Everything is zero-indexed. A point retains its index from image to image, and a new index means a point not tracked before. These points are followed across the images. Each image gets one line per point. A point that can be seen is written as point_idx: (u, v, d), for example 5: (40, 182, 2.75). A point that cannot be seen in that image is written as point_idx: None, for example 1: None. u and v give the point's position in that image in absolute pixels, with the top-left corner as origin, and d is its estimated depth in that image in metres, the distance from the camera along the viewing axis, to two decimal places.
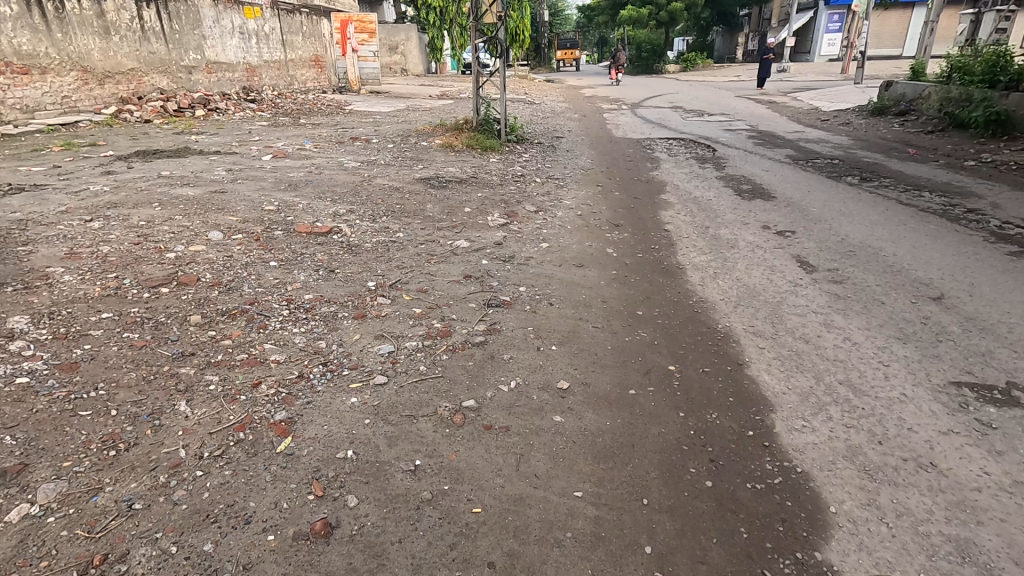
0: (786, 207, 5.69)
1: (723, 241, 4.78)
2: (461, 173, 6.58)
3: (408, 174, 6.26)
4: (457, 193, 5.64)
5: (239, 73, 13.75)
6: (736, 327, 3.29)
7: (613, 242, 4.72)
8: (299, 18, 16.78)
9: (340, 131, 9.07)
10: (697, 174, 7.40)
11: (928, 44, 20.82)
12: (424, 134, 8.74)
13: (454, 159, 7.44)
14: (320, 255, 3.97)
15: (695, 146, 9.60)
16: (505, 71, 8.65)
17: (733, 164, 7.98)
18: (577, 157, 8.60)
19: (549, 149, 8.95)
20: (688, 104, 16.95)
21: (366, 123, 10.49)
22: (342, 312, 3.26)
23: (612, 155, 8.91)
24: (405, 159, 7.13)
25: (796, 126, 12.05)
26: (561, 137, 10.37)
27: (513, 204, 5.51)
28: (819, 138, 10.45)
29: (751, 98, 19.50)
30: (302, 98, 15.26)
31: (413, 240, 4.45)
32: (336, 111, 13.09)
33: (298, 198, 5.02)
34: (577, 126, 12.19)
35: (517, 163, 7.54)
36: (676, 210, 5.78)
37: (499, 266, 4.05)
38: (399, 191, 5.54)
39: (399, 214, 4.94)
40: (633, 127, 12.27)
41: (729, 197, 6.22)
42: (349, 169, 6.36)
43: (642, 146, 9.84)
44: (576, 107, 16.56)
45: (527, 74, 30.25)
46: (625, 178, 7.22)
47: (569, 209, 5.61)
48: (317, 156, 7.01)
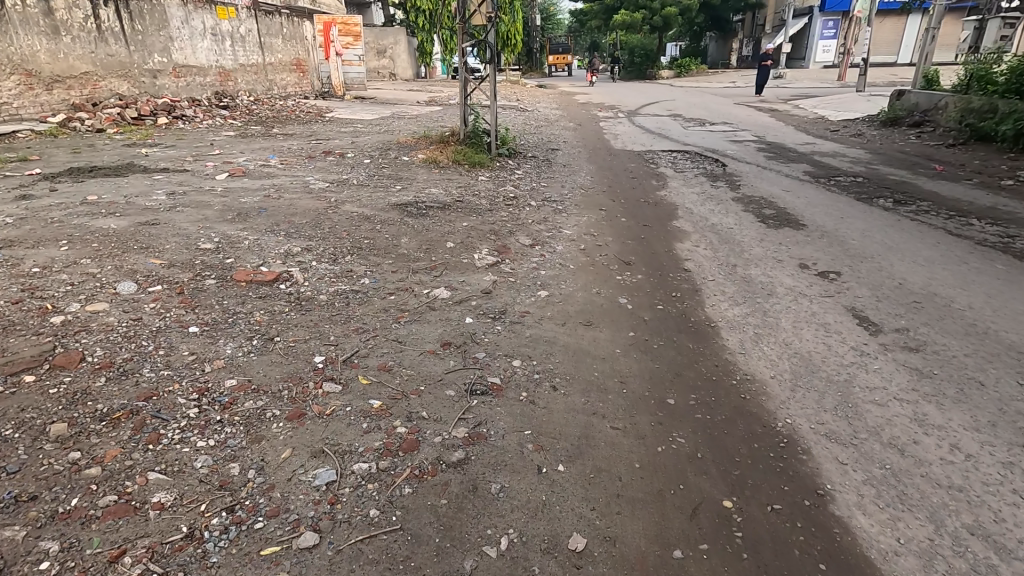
0: (821, 239, 4.91)
1: (756, 286, 3.98)
2: (445, 195, 5.76)
3: (384, 196, 5.43)
4: (439, 222, 4.82)
5: (211, 78, 12.87)
6: (801, 426, 2.48)
7: (626, 288, 3.90)
8: (278, 19, 15.89)
9: (313, 143, 8.22)
10: (710, 195, 6.63)
11: (930, 51, 20.29)
12: (406, 147, 7.91)
13: (438, 177, 6.62)
14: (258, 315, 3.12)
15: (701, 160, 8.85)
16: (496, 79, 7.76)
17: (748, 182, 7.21)
18: (575, 172, 7.81)
19: (544, 163, 8.14)
20: (687, 112, 16.22)
21: (344, 133, 9.63)
22: (271, 409, 2.40)
23: (614, 171, 8.13)
24: (382, 178, 6.30)
25: (805, 137, 11.34)
26: (556, 149, 9.58)
27: (505, 236, 4.69)
28: (833, 151, 9.73)
29: (751, 106, 18.88)
30: (280, 104, 14.40)
31: (382, 288, 3.61)
32: (315, 119, 12.25)
33: (244, 232, 4.16)
34: (572, 136, 11.41)
35: (509, 181, 6.73)
36: (694, 242, 4.98)
37: (486, 327, 3.21)
38: (370, 219, 4.71)
39: (366, 252, 4.10)
40: (633, 138, 11.50)
41: (751, 224, 5.43)
42: (315, 190, 5.52)
43: (645, 159, 9.07)
44: (570, 115, 15.81)
45: (519, 80, 29.54)
46: (631, 200, 6.42)
47: (570, 242, 4.80)
48: (281, 174, 6.16)
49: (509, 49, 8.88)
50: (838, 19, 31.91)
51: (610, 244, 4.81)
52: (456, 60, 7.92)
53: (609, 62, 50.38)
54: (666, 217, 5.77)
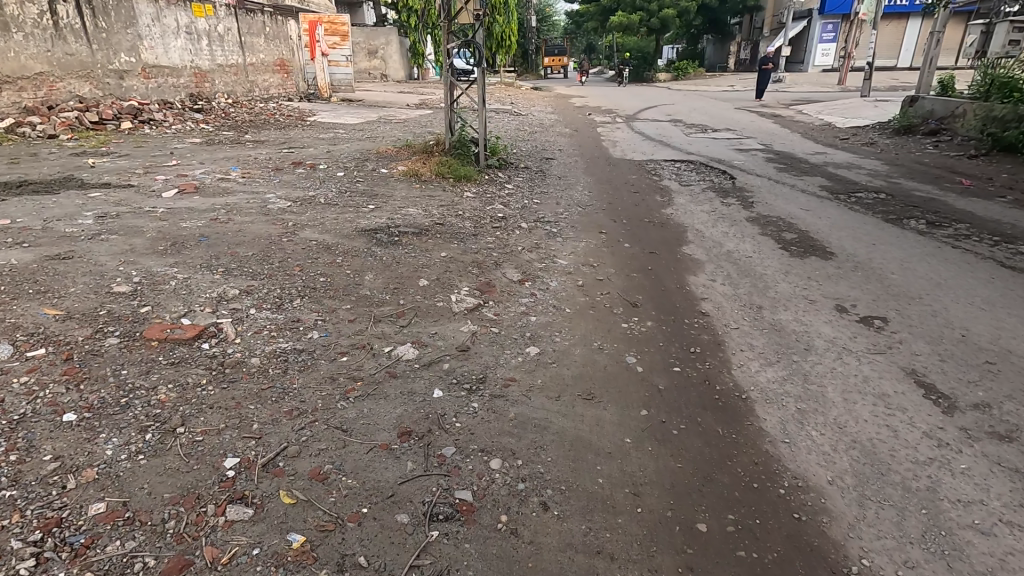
0: (856, 272, 4.25)
1: (790, 338, 3.31)
2: (424, 216, 5.08)
3: (352, 218, 4.74)
4: (413, 252, 4.13)
5: (185, 79, 12.16)
6: (885, 573, 1.80)
7: (633, 341, 3.22)
8: (260, 17, 15.16)
9: (284, 152, 7.52)
10: (721, 214, 5.97)
11: (933, 55, 19.80)
12: (386, 157, 7.20)
13: (418, 192, 5.94)
14: (163, 392, 2.41)
15: (708, 172, 8.20)
16: (484, 84, 7.02)
17: (761, 199, 6.55)
18: (571, 186, 7.14)
19: (538, 175, 7.47)
20: (688, 118, 15.58)
21: (321, 140, 8.93)
22: (142, 556, 1.70)
23: (613, 184, 7.46)
24: (355, 194, 5.62)
25: (814, 145, 10.72)
26: (550, 159, 8.92)
27: (489, 270, 4.01)
28: (847, 162, 9.10)
29: (752, 111, 18.30)
30: (260, 106, 13.69)
31: (333, 346, 2.92)
32: (295, 124, 11.55)
33: (173, 269, 3.46)
34: (568, 144, 10.75)
35: (497, 197, 6.05)
36: (709, 275, 4.31)
37: (459, 405, 2.53)
38: (331, 249, 4.02)
39: (321, 294, 3.41)
40: (632, 145, 10.86)
41: (772, 251, 4.78)
42: (274, 211, 4.83)
43: (647, 170, 8.43)
44: (566, 119, 15.17)
45: (514, 82, 28.87)
46: (634, 220, 5.75)
47: (566, 276, 4.12)
48: (239, 190, 5.46)
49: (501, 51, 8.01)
50: (838, 22, 31.38)
51: (612, 279, 4.14)
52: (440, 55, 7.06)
53: (606, 64, 49.83)
54: (675, 242, 5.09)
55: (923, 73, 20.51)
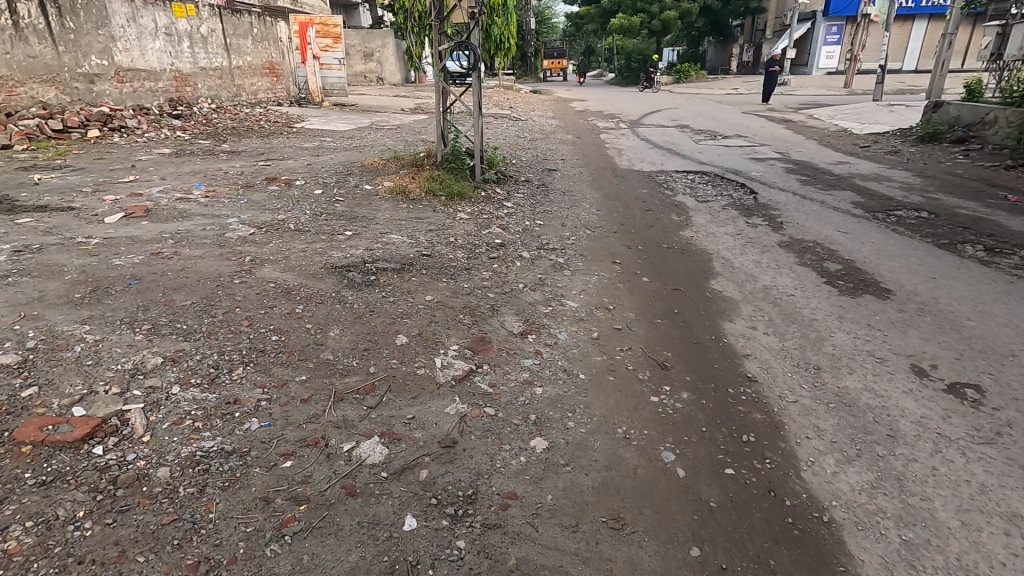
0: (924, 318, 3.55)
1: (865, 417, 2.61)
2: (409, 244, 4.37)
3: (323, 250, 4.02)
4: (393, 295, 3.41)
5: (164, 83, 11.48)
6: None
7: (668, 424, 2.51)
8: (246, 18, 14.45)
9: (259, 164, 6.81)
10: (748, 238, 5.27)
11: (946, 58, 19.16)
12: (372, 171, 6.48)
13: (405, 213, 5.22)
14: (12, 540, 1.68)
15: (725, 186, 7.51)
16: (481, 88, 6.26)
17: (790, 219, 5.86)
18: (577, 203, 6.43)
19: (540, 190, 6.77)
20: (696, 123, 14.87)
21: (303, 151, 8.22)
22: None
23: (624, 200, 6.76)
24: (332, 216, 4.92)
25: (834, 153, 10.04)
26: (553, 171, 8.21)
27: (485, 319, 3.29)
28: (874, 173, 8.42)
29: (760, 115, 17.65)
30: (245, 112, 13.01)
31: (275, 443, 2.20)
32: (280, 131, 10.86)
33: (83, 328, 2.73)
34: (571, 152, 10.06)
35: (494, 218, 5.34)
36: (747, 321, 3.59)
37: (438, 546, 1.81)
38: (290, 293, 3.29)
39: (270, 361, 2.69)
40: (639, 154, 10.16)
41: (817, 288, 4.07)
42: (231, 239, 4.12)
43: (659, 184, 7.73)
44: (568, 125, 14.49)
45: (513, 85, 28.21)
46: (650, 246, 5.03)
47: (577, 324, 3.41)
48: (197, 213, 4.75)
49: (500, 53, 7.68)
50: (843, 24, 30.75)
51: (633, 328, 3.42)
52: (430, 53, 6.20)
53: (607, 67, 49.18)
54: (702, 275, 4.38)
55: (935, 76, 19.86)
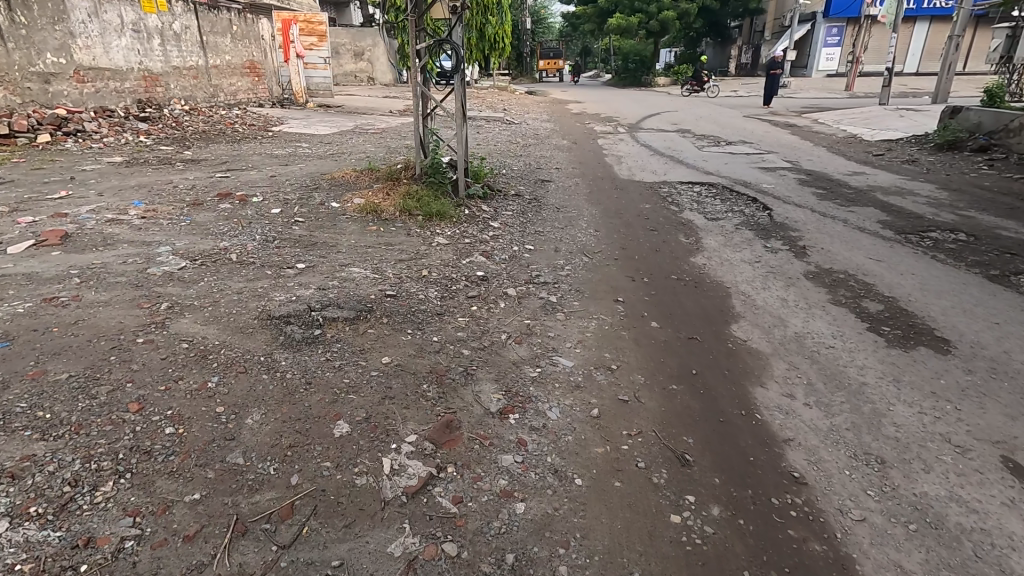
0: (1002, 384, 2.87)
1: (962, 549, 1.92)
2: (372, 280, 3.66)
3: (263, 291, 3.31)
4: (339, 358, 2.70)
5: (131, 83, 10.75)
6: None
7: (697, 568, 1.82)
8: (225, 15, 13.72)
9: (216, 176, 6.09)
10: (769, 268, 4.59)
11: (953, 61, 18.65)
12: (342, 184, 5.77)
13: (374, 237, 4.52)
14: None
15: (735, 201, 6.84)
16: (464, 93, 5.54)
17: (813, 242, 5.19)
18: (572, 221, 5.74)
19: (531, 206, 6.09)
20: (697, 127, 14.20)
21: (273, 159, 7.51)
22: None
23: (625, 217, 6.06)
24: (286, 243, 4.21)
25: (847, 162, 9.40)
26: (546, 182, 7.53)
27: (456, 391, 2.60)
28: (894, 185, 7.78)
29: (763, 119, 17.04)
30: (221, 114, 12.29)
31: None
32: (255, 135, 10.16)
33: None
34: (566, 160, 9.39)
35: (477, 244, 4.64)
36: (782, 388, 2.90)
37: None
38: (205, 357, 2.56)
39: (153, 470, 1.97)
40: (639, 162, 9.49)
41: (860, 338, 3.39)
42: (153, 275, 3.40)
43: (662, 198, 7.05)
44: (564, 129, 13.82)
45: (508, 86, 27.56)
46: (657, 278, 4.34)
47: (573, 393, 2.71)
48: (125, 239, 4.04)
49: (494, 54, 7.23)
50: (843, 26, 30.23)
51: (642, 399, 2.72)
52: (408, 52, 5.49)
53: (603, 68, 48.57)
54: (720, 318, 3.69)
55: (942, 79, 19.29)
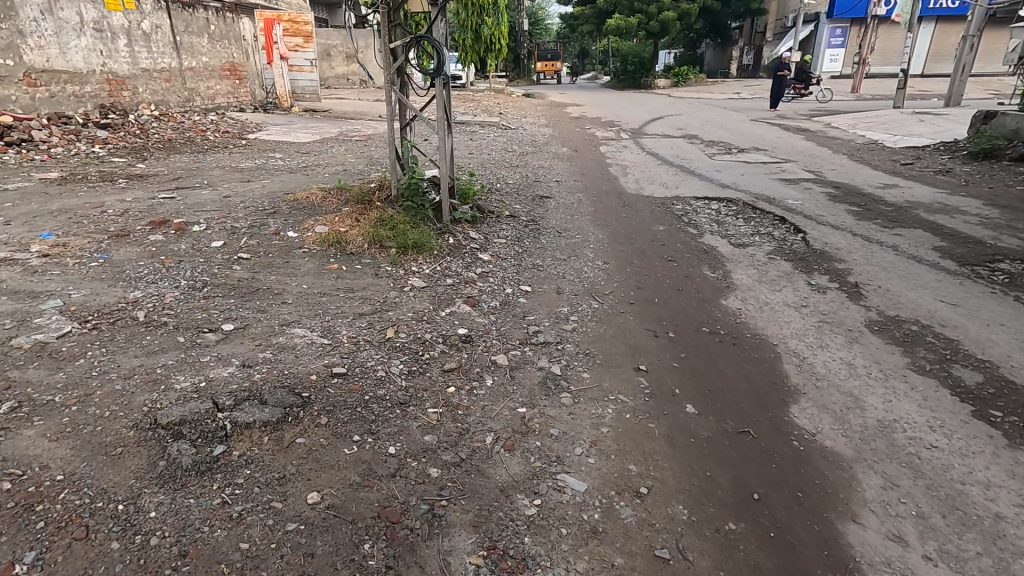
0: None
1: None
2: (318, 349, 2.78)
3: (161, 375, 2.43)
4: (242, 499, 1.83)
5: (92, 87, 9.87)
6: None
7: None
8: (201, 14, 12.84)
9: (159, 196, 5.21)
10: (820, 316, 3.73)
11: (967, 62, 17.90)
12: (304, 207, 4.89)
13: (332, 279, 3.66)
14: None
15: (761, 224, 5.98)
16: (446, 98, 4.65)
17: (866, 278, 4.33)
18: (576, 250, 4.88)
19: (527, 231, 5.23)
20: (705, 133, 13.33)
21: (236, 173, 6.63)
22: None
23: (638, 244, 5.19)
24: (219, 290, 3.34)
25: (875, 173, 8.57)
26: (545, 198, 6.67)
27: (415, 557, 1.73)
28: (935, 200, 6.93)
29: (771, 123, 16.23)
30: (194, 119, 11.41)
31: None
32: (226, 144, 9.29)
33: None
34: (566, 171, 8.54)
35: (460, 286, 3.77)
36: (884, 525, 2.04)
37: None
38: (31, 511, 1.69)
39: None
40: (647, 173, 8.64)
41: (970, 431, 2.53)
42: (15, 349, 2.52)
43: (677, 218, 6.19)
44: (563, 135, 12.98)
45: (504, 88, 26.71)
46: (685, 332, 3.47)
47: (588, 548, 1.85)
48: (8, 288, 3.16)
49: (490, 57, 6.35)
50: (847, 27, 29.52)
51: (690, 557, 1.86)
52: (382, 51, 4.60)
53: (602, 69, 47.77)
54: (774, 398, 2.82)
55: (955, 81, 18.49)
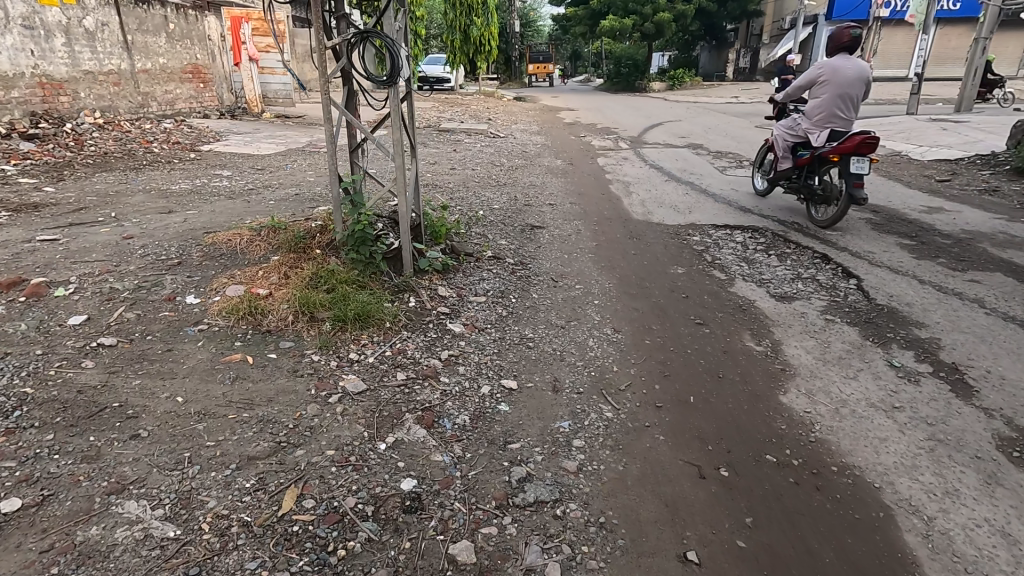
0: None
1: None
2: (149, 553, 1.65)
3: None
4: None
5: (21, 92, 8.69)
6: None
7: None
8: (159, 10, 11.63)
9: (41, 236, 4.05)
10: (926, 426, 2.63)
11: (978, 65, 17.06)
12: (223, 255, 3.76)
13: (227, 381, 2.52)
14: None
15: (800, 265, 4.92)
16: (401, 115, 3.48)
17: (964, 355, 3.25)
18: (577, 310, 3.77)
19: (514, 281, 4.14)
20: (711, 142, 12.28)
21: (164, 198, 5.49)
22: None
23: (654, 298, 4.09)
24: (39, 412, 2.20)
25: (912, 193, 7.55)
26: (537, 230, 5.57)
27: None
28: (995, 227, 5.91)
29: (777, 130, 15.25)
30: (146, 127, 10.24)
31: None
32: (171, 158, 8.13)
33: None
34: (560, 190, 7.45)
35: (414, 387, 2.66)
36: None
37: None
38: None
39: None
40: (654, 193, 7.57)
41: None
42: None
43: (697, 256, 5.11)
44: (557, 144, 11.91)
45: (495, 91, 25.61)
46: (742, 465, 2.36)
47: None
48: None
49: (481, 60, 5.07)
50: (847, 29, 28.73)
51: None
52: (317, 51, 3.39)
53: (595, 72, 46.78)
54: None
55: (965, 85, 17.63)
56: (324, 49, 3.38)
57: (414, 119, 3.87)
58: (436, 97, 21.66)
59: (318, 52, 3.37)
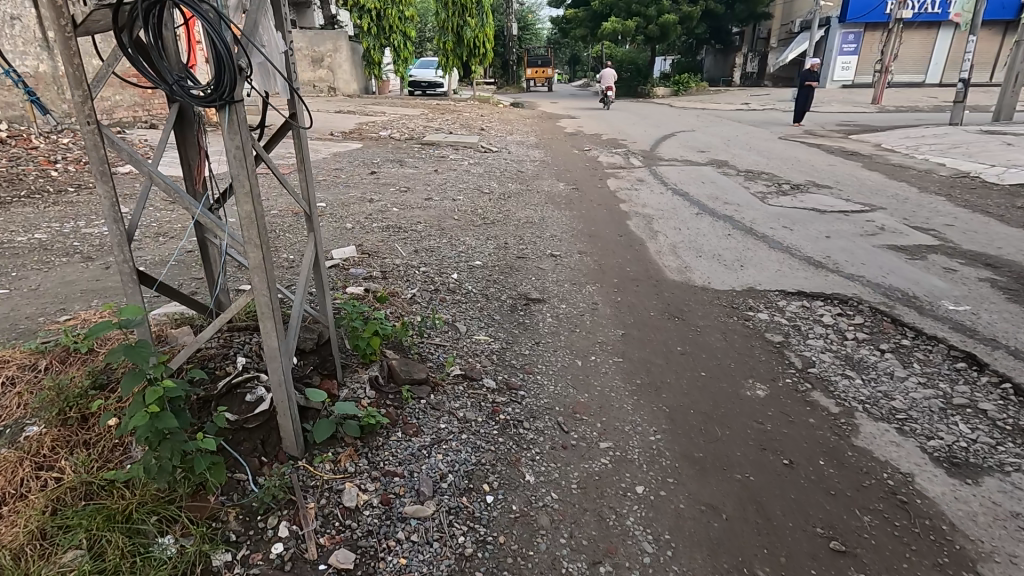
0: None
1: None
2: None
3: None
4: None
5: None
6: None
7: None
8: None
9: None
10: None
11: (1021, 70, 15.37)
12: None
13: None
14: None
15: (939, 378, 3.17)
16: (250, 166, 1.64)
17: None
18: (608, 523, 2.02)
19: (493, 436, 2.40)
20: (736, 158, 10.60)
21: None
22: None
23: (736, 475, 2.34)
24: None
25: (1017, 234, 5.83)
26: (534, 306, 3.82)
27: None
28: None
29: (804, 142, 13.57)
30: (61, 141, 8.46)
31: None
32: (68, 185, 6.36)
33: None
34: (563, 230, 5.72)
35: None
36: None
37: None
38: None
39: None
40: (686, 233, 5.84)
41: None
42: None
43: (777, 357, 3.36)
44: (559, 161, 10.20)
45: (490, 97, 23.98)
46: None
47: None
48: None
49: None
50: (861, 32, 27.13)
51: None
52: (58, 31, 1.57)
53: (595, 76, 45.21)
54: None
55: (1005, 93, 15.95)
56: (72, 30, 1.57)
57: (303, 157, 2.10)
58: (425, 103, 19.98)
59: (58, 41, 1.56)
